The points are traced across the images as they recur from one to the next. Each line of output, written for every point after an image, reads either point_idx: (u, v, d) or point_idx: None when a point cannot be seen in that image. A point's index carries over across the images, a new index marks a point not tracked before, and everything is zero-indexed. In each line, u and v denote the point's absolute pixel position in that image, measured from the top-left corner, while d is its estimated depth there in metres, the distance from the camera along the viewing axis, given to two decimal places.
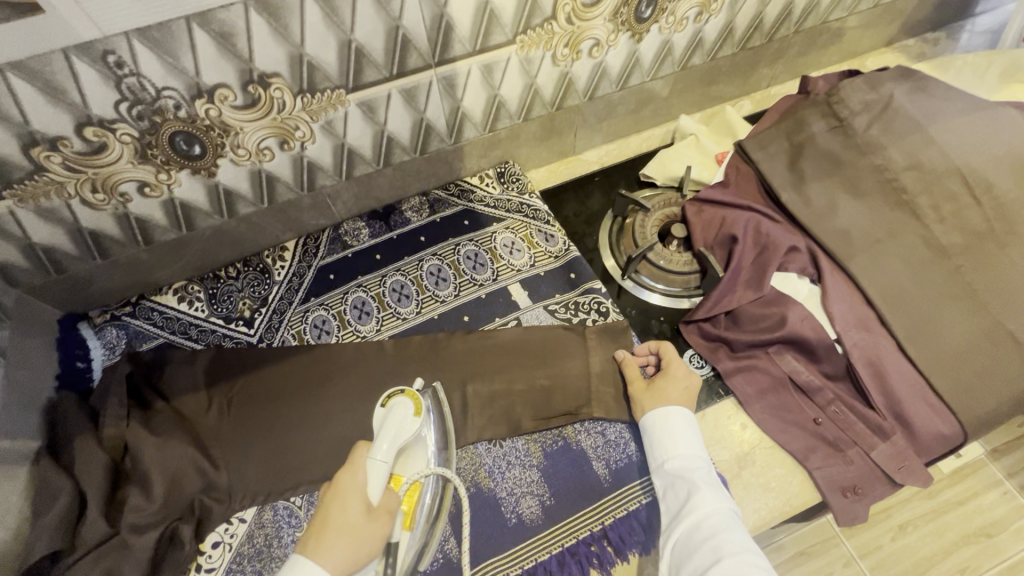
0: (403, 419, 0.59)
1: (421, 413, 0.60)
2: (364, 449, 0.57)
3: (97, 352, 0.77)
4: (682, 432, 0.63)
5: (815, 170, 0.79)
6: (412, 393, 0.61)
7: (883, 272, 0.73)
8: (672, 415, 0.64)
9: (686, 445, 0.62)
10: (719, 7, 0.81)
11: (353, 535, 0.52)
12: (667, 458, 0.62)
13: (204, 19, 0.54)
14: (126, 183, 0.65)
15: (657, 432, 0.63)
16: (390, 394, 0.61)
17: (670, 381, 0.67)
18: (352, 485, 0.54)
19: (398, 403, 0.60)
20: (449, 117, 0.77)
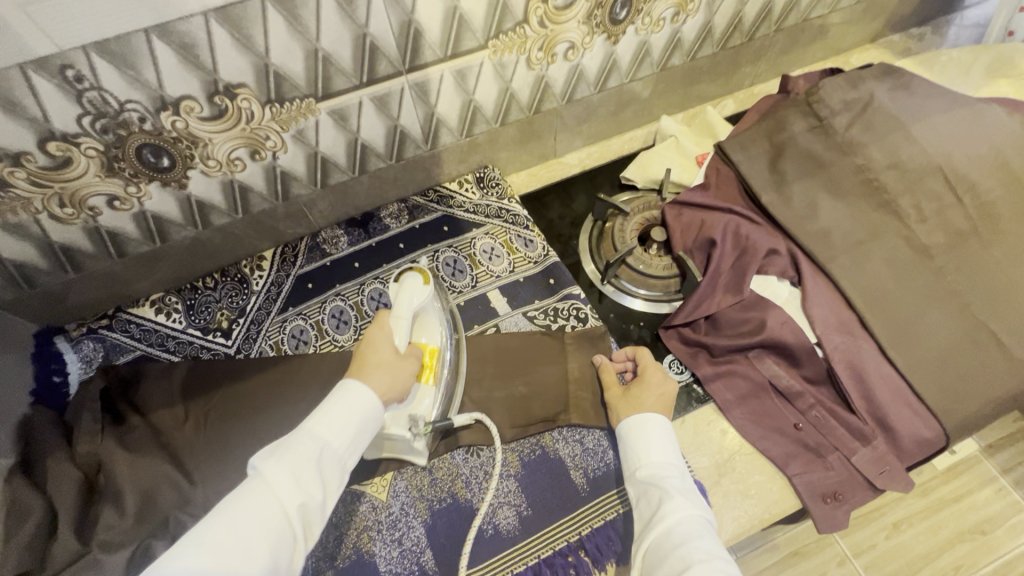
0: (415, 290, 0.62)
1: (431, 281, 0.63)
2: (389, 312, 0.61)
3: (73, 366, 0.76)
4: (656, 439, 0.62)
5: (795, 171, 0.78)
6: (420, 267, 0.64)
7: (864, 273, 0.72)
8: (646, 421, 0.63)
9: (660, 452, 0.61)
10: (696, 7, 0.80)
11: (390, 369, 0.58)
12: (640, 465, 0.61)
13: (164, 31, 0.53)
14: (94, 196, 0.65)
15: (631, 440, 0.63)
16: (400, 272, 0.63)
17: (647, 388, 0.66)
18: (383, 335, 0.60)
19: (411, 282, 0.62)
20: (424, 123, 0.76)
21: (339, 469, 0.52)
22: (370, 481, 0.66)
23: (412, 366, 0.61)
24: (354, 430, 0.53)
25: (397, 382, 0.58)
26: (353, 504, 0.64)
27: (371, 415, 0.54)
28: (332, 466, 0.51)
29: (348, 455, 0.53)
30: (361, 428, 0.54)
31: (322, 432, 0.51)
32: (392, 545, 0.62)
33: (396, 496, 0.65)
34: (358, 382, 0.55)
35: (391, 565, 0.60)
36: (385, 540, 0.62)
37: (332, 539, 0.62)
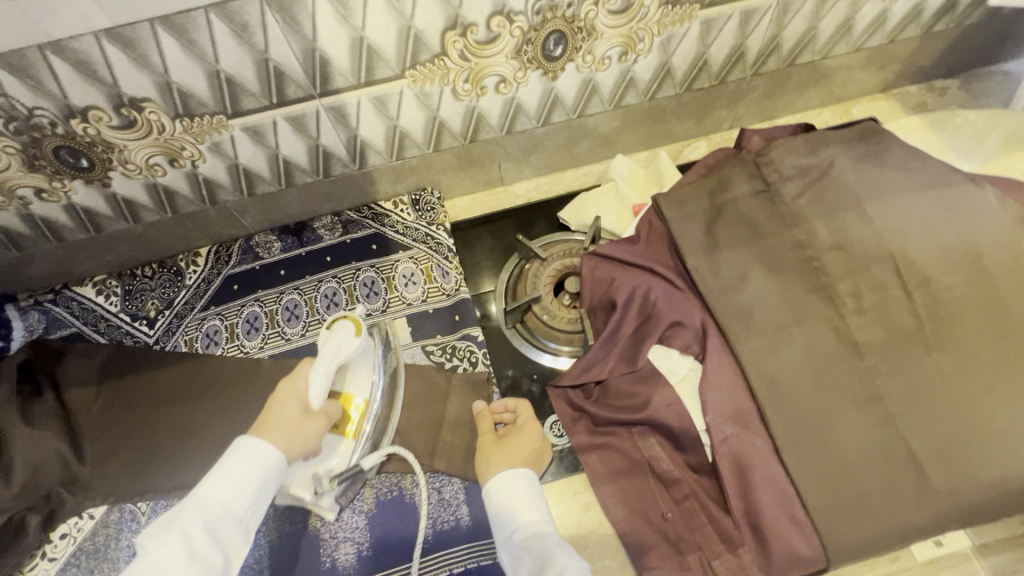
0: (342, 340, 0.58)
1: (363, 332, 0.60)
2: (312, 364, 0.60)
3: (18, 333, 0.84)
4: (526, 498, 0.58)
5: (729, 238, 0.72)
6: (354, 320, 0.60)
7: (778, 361, 0.66)
8: (517, 478, 0.59)
9: (533, 513, 0.57)
10: (647, 47, 0.74)
11: (288, 427, 0.56)
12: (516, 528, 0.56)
13: (57, 48, 0.55)
14: (22, 187, 0.69)
15: (502, 501, 0.58)
16: (334, 321, 0.60)
17: (520, 440, 0.64)
18: (293, 389, 0.57)
19: (342, 330, 0.59)
20: (349, 144, 0.76)
21: (239, 530, 0.51)
22: None
23: (316, 426, 0.58)
24: (251, 491, 0.51)
25: (301, 440, 0.56)
26: None
27: (271, 473, 0.53)
28: (229, 528, 0.50)
29: (250, 516, 0.52)
30: (257, 494, 0.52)
31: (211, 496, 0.50)
32: None
33: None
34: (254, 438, 0.53)
35: None
36: None
37: None
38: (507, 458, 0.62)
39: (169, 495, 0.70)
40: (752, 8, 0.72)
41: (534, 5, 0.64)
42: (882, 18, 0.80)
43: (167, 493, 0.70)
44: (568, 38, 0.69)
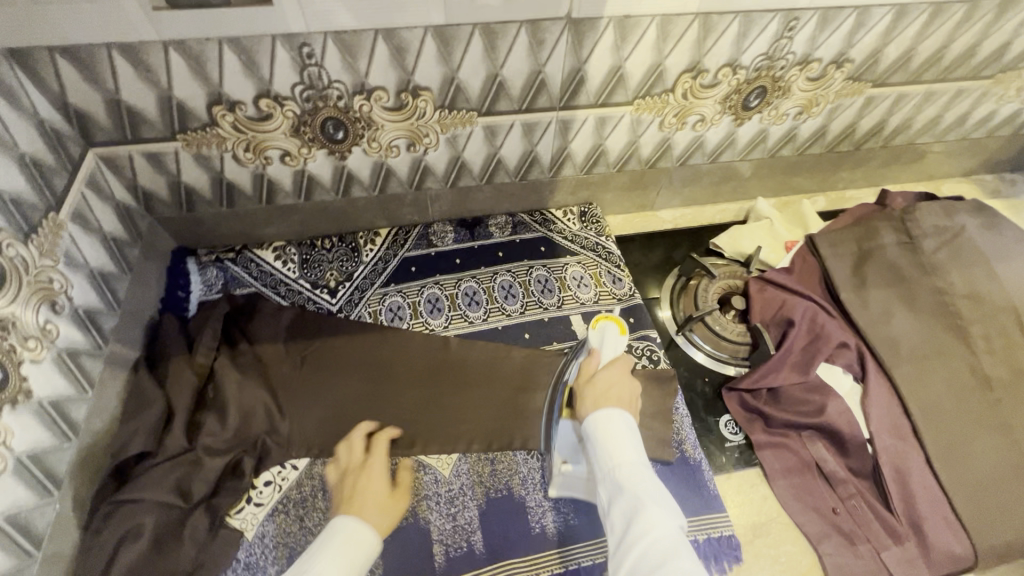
0: (610, 336, 0.74)
1: (624, 332, 0.76)
2: (596, 357, 0.70)
3: (196, 287, 0.85)
4: (626, 434, 0.58)
5: (877, 278, 0.84)
6: (614, 320, 0.77)
7: (925, 385, 0.77)
8: (615, 418, 0.59)
9: (631, 451, 0.57)
10: (818, 111, 0.87)
11: (378, 505, 0.63)
12: (612, 462, 0.56)
13: (390, 35, 0.63)
14: (272, 149, 0.74)
15: (601, 436, 0.58)
16: (600, 318, 0.77)
17: (621, 385, 0.65)
18: (370, 474, 0.66)
19: (606, 325, 0.76)
20: (556, 154, 0.85)
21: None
22: (438, 456, 0.73)
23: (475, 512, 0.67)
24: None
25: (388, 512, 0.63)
26: (418, 471, 0.72)
27: (360, 556, 0.55)
28: None
29: None
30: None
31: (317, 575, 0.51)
32: (446, 518, 0.68)
33: (458, 475, 0.72)
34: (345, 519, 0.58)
35: (443, 536, 0.67)
36: (441, 512, 0.68)
37: None
38: (607, 397, 0.63)
39: None
40: (906, 92, 0.87)
41: (757, 63, 0.77)
42: (990, 117, 0.97)
43: None
44: (767, 93, 0.82)
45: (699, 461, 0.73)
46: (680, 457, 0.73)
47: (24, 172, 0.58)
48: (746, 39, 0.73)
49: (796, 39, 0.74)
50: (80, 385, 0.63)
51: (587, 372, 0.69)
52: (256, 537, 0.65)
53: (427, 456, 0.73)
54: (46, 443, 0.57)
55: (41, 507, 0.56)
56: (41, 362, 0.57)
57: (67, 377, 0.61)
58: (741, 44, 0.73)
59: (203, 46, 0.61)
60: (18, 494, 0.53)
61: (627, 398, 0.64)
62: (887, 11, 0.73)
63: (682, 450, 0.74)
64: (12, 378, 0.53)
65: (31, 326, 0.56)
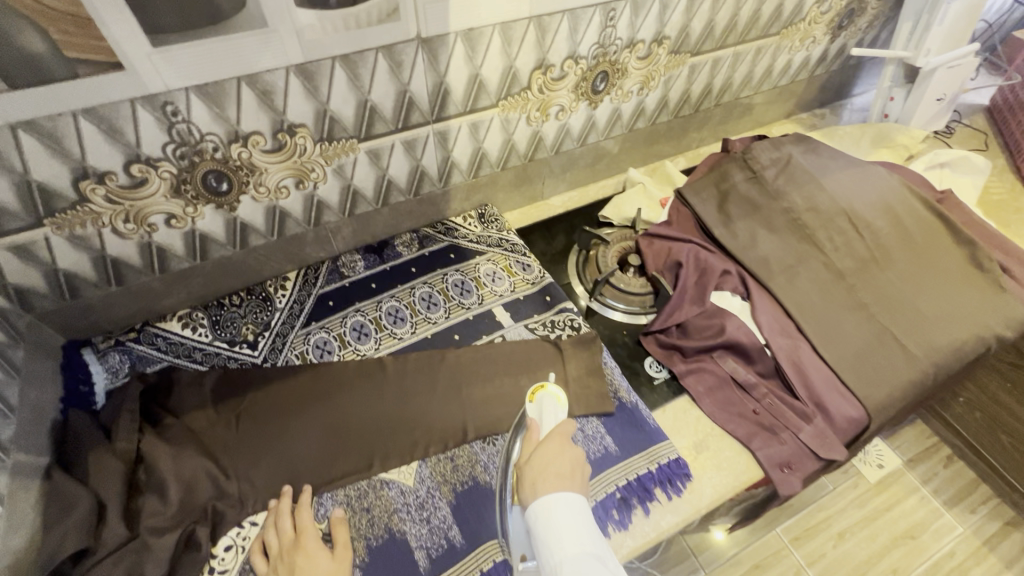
0: (552, 407, 0.66)
1: (564, 399, 0.67)
2: (535, 431, 0.63)
3: (99, 376, 0.79)
4: (571, 522, 0.53)
5: (738, 212, 0.98)
6: (553, 385, 0.69)
7: (797, 291, 0.90)
8: (557, 505, 0.53)
9: (575, 544, 0.51)
10: (656, 83, 1.01)
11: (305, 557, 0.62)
12: (556, 561, 0.50)
13: (252, 80, 0.66)
14: (155, 215, 0.73)
15: (544, 530, 0.52)
16: (536, 388, 0.67)
17: (562, 460, 0.57)
18: (301, 525, 0.66)
19: (544, 393, 0.67)
20: (441, 165, 0.91)
21: None
22: (400, 469, 0.74)
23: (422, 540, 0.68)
24: None
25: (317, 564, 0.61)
26: (382, 490, 0.72)
27: None
28: None
29: None
30: None
31: None
32: (421, 523, 0.69)
33: (422, 481, 0.73)
34: None
35: (421, 541, 0.68)
36: (415, 520, 0.69)
37: (365, 521, 0.69)
38: (548, 476, 0.56)
39: (331, 487, 0.72)
40: (719, 56, 1.04)
41: (593, 52, 0.88)
42: (789, 65, 1.17)
43: (329, 486, 0.72)
44: (609, 76, 0.94)
45: (635, 403, 0.82)
46: (619, 404, 0.81)
47: None
48: (577, 32, 0.83)
49: (618, 26, 0.86)
50: None
51: (527, 451, 0.61)
52: None
53: (387, 473, 0.73)
54: None
55: None
56: None
57: None
58: (576, 38, 0.84)
59: (57, 122, 0.59)
60: None
61: (571, 470, 0.57)
62: None
63: (619, 398, 0.82)
64: None
65: None
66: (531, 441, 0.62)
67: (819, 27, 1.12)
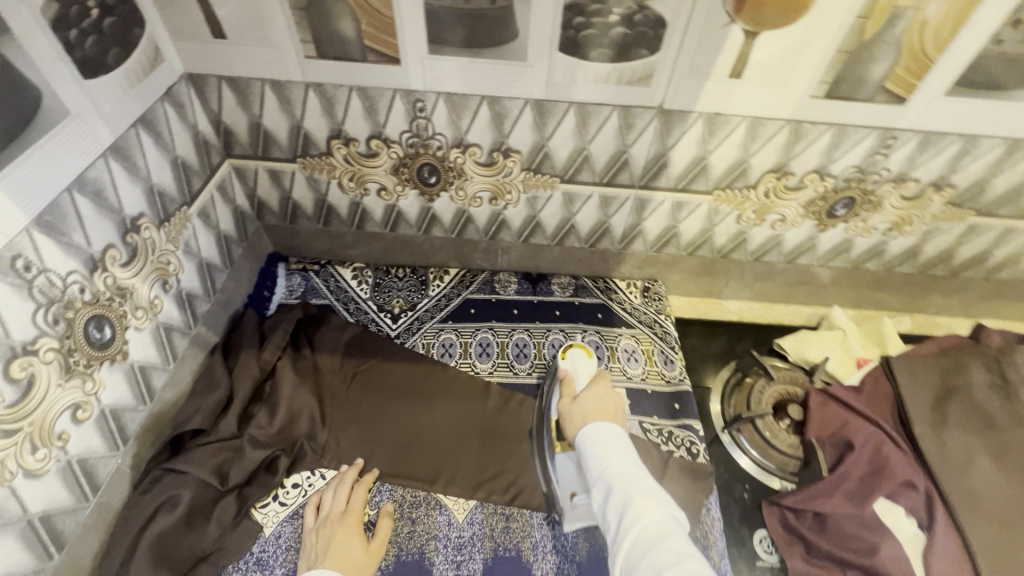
0: (582, 360, 0.80)
1: (593, 354, 0.82)
2: (571, 382, 0.77)
3: (280, 289, 0.93)
4: (619, 443, 0.61)
5: (960, 419, 0.77)
6: (582, 346, 0.84)
7: (1012, 558, 0.66)
8: (604, 429, 0.63)
9: (622, 456, 0.60)
10: (912, 230, 0.84)
11: (342, 540, 0.65)
12: (604, 466, 0.59)
13: (493, 101, 0.70)
14: (372, 182, 0.83)
15: (593, 444, 0.62)
16: (566, 348, 0.83)
17: (607, 399, 0.70)
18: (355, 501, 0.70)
19: (574, 352, 0.82)
20: (628, 227, 0.88)
21: None
22: (456, 499, 0.73)
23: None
24: None
25: (349, 556, 0.64)
26: (433, 510, 0.72)
27: None
28: None
29: None
30: None
31: None
32: (450, 565, 0.68)
33: (470, 523, 0.71)
34: None
35: None
36: (447, 558, 0.68)
37: (404, 532, 0.70)
38: (593, 410, 0.68)
39: (392, 481, 0.74)
40: (1015, 227, 0.82)
41: (847, 174, 0.76)
42: None
43: (392, 479, 0.74)
44: (856, 204, 0.80)
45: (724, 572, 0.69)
46: None
47: (172, 170, 0.68)
48: (838, 150, 0.73)
49: (892, 157, 0.73)
50: (165, 356, 0.70)
51: (570, 395, 0.74)
52: (272, 536, 0.68)
53: (445, 496, 0.73)
54: (126, 402, 0.64)
55: (106, 458, 0.62)
56: (142, 330, 0.66)
57: (158, 347, 0.69)
58: (832, 154, 0.73)
59: (336, 90, 0.70)
60: (92, 441, 0.59)
61: (614, 408, 0.68)
62: (997, 143, 0.70)
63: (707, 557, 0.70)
64: (117, 339, 0.61)
65: (143, 297, 0.65)
66: (568, 387, 0.76)
67: None
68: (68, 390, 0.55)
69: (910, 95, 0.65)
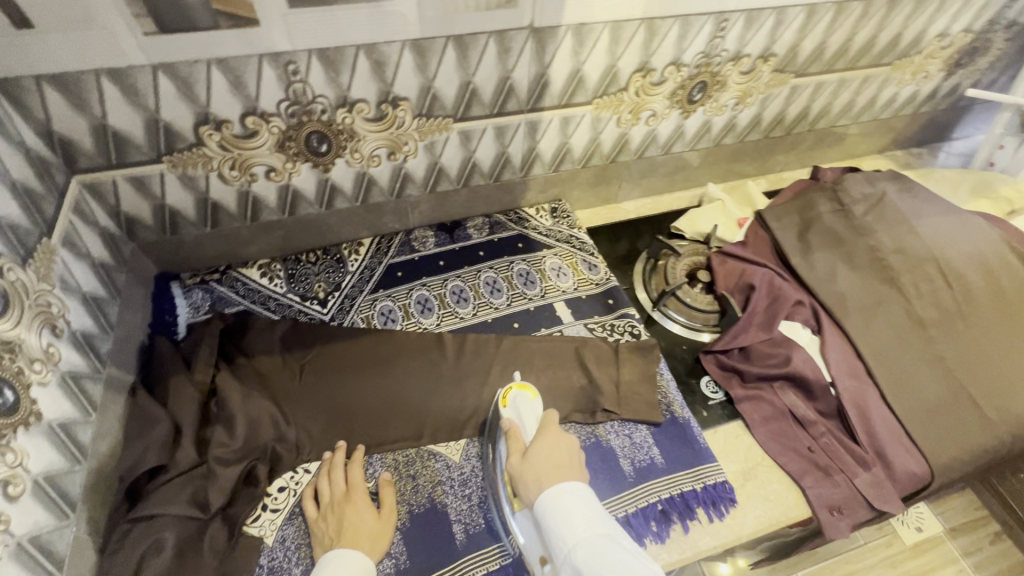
0: (525, 403, 0.75)
1: (537, 395, 0.76)
2: (520, 433, 0.71)
3: (183, 309, 0.84)
4: (579, 509, 0.61)
5: (820, 243, 0.95)
6: (526, 384, 0.77)
7: (874, 332, 0.86)
8: (563, 495, 0.62)
9: (583, 524, 0.60)
10: (753, 101, 0.99)
11: (352, 516, 0.66)
12: (568, 541, 0.59)
13: (369, 49, 0.68)
14: (258, 165, 0.77)
15: (555, 518, 0.61)
16: (508, 391, 0.76)
17: (559, 449, 0.68)
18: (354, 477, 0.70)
19: (516, 395, 0.75)
20: (526, 153, 0.92)
21: None
22: (447, 444, 0.76)
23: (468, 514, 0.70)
24: None
25: (363, 528, 0.65)
26: (429, 461, 0.74)
27: None
28: None
29: None
30: None
31: None
32: (462, 500, 0.71)
33: (468, 459, 0.75)
34: None
35: (461, 516, 0.70)
36: (457, 495, 0.71)
37: (409, 489, 0.71)
38: (549, 466, 0.66)
39: (381, 450, 0.75)
40: (823, 81, 1.00)
41: (697, 60, 0.86)
42: (894, 98, 1.12)
43: (380, 448, 0.75)
44: (707, 87, 0.92)
45: (688, 419, 0.81)
46: (670, 418, 0.80)
47: (16, 199, 0.58)
48: (685, 39, 0.82)
49: (727, 38, 0.84)
50: (84, 408, 0.62)
51: (519, 451, 0.69)
52: (276, 542, 0.66)
53: (437, 445, 0.76)
54: (59, 466, 0.56)
55: (59, 530, 0.55)
56: (48, 384, 0.57)
57: (72, 400, 0.60)
58: (682, 44, 0.83)
59: (191, 68, 0.63)
60: (38, 515, 0.52)
61: (571, 460, 0.67)
62: (799, 10, 0.84)
63: (672, 412, 0.81)
64: (23, 399, 0.53)
65: (35, 348, 0.56)
66: (517, 441, 0.70)
67: (934, 63, 1.06)
68: None
69: None
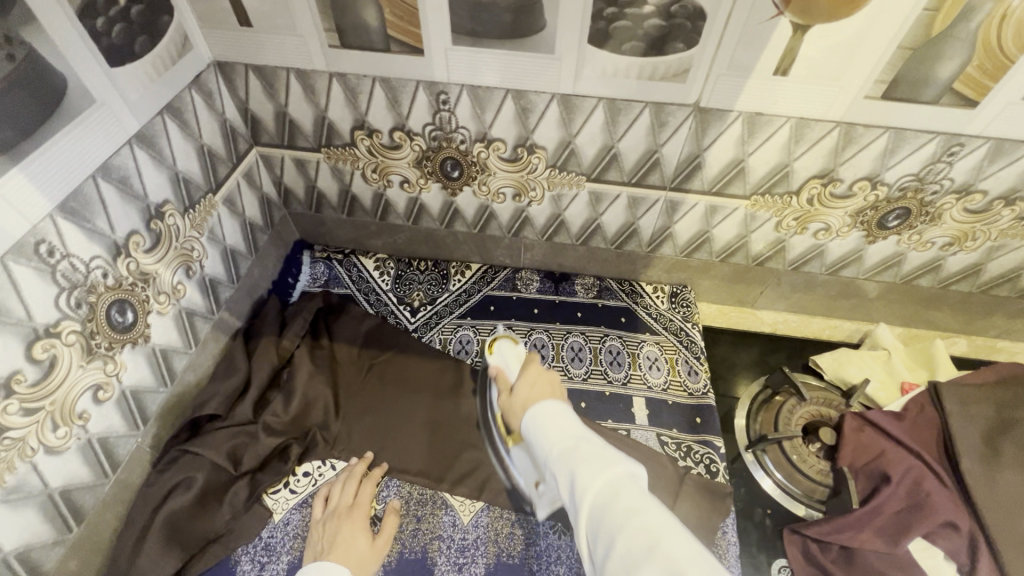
0: (507, 349, 0.78)
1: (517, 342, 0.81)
2: (504, 374, 0.73)
3: (304, 276, 0.95)
4: (558, 421, 0.54)
5: (1015, 458, 0.70)
6: (505, 336, 0.82)
7: None
8: (546, 406, 0.56)
9: (563, 432, 0.52)
10: (974, 246, 0.76)
11: (348, 535, 0.65)
12: (551, 445, 0.51)
13: (519, 95, 0.67)
14: (395, 174, 0.82)
15: (538, 429, 0.54)
16: (491, 343, 0.81)
17: (541, 383, 0.65)
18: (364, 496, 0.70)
19: (500, 344, 0.79)
20: (657, 230, 0.84)
21: None
22: (462, 500, 0.72)
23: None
24: None
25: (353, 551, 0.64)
26: (438, 510, 0.71)
27: None
28: None
29: None
30: None
31: None
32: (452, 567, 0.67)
33: (475, 526, 0.70)
34: None
35: None
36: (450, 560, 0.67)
37: (409, 530, 0.69)
38: (528, 400, 0.63)
39: (401, 477, 0.74)
40: None
41: (902, 182, 0.69)
42: None
43: (401, 475, 0.74)
44: (910, 216, 0.73)
45: None
46: None
47: (198, 158, 0.69)
48: (893, 156, 0.66)
49: (955, 166, 0.66)
50: (187, 340, 0.72)
51: (506, 387, 0.69)
52: (281, 522, 0.69)
53: (453, 497, 0.72)
54: (147, 383, 0.66)
55: (126, 436, 0.64)
56: (165, 315, 0.67)
57: (180, 331, 0.70)
58: (886, 160, 0.67)
59: (360, 80, 0.69)
60: (113, 420, 0.62)
61: (551, 387, 0.64)
62: None
63: None
64: (140, 323, 0.63)
65: (166, 283, 0.66)
66: (502, 380, 0.71)
67: None
68: (90, 370, 0.57)
69: (982, 98, 0.58)
